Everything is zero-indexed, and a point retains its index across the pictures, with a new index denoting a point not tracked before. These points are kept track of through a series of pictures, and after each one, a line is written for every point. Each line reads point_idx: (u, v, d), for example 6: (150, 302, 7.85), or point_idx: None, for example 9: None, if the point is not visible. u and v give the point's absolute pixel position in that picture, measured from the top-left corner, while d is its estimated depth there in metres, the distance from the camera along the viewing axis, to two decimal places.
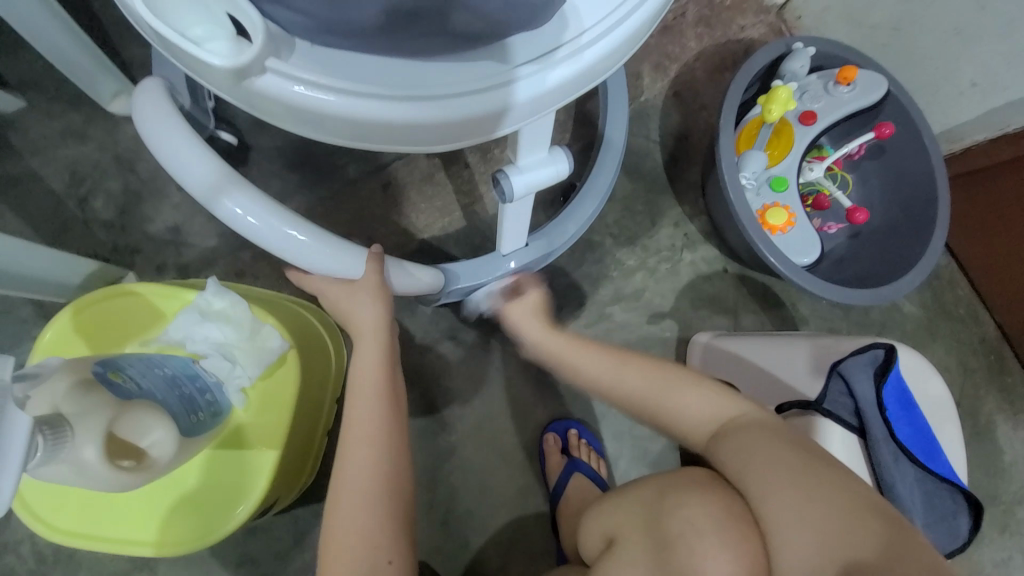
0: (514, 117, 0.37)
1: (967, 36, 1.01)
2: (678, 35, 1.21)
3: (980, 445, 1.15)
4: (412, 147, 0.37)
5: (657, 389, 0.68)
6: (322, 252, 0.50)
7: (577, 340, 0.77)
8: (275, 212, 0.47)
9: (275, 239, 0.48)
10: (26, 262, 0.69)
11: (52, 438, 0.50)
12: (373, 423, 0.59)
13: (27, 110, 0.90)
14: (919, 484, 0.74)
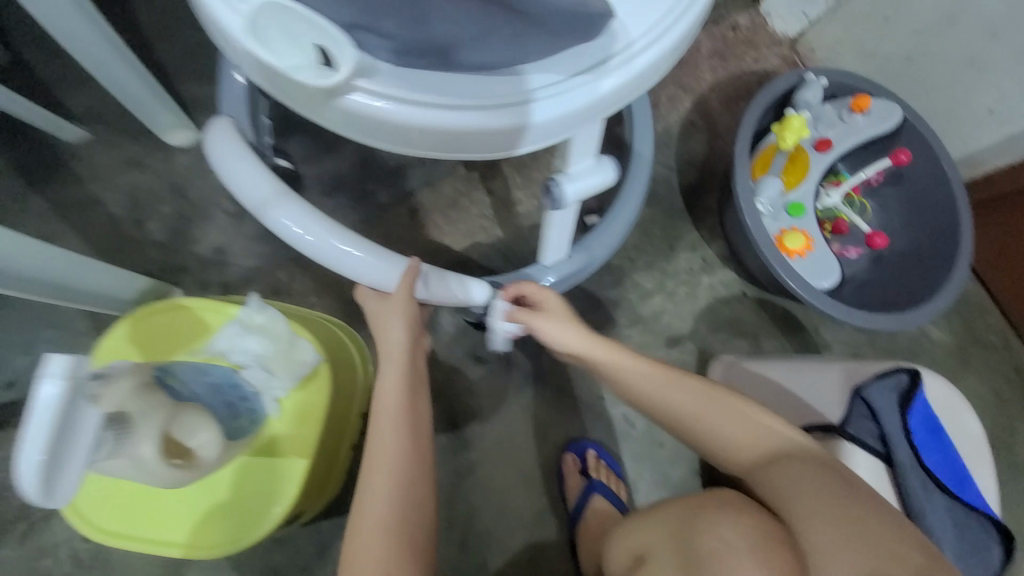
0: (573, 123, 0.41)
1: (981, 65, 1.03)
2: (693, 68, 1.26)
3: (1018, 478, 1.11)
4: (481, 153, 0.41)
5: (710, 408, 0.65)
6: (364, 262, 0.55)
7: (619, 350, 0.70)
8: (324, 225, 0.52)
9: (333, 254, 0.53)
10: (86, 277, 0.75)
11: (118, 433, 0.54)
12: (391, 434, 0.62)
13: (93, 141, 0.98)
14: (949, 512, 0.72)
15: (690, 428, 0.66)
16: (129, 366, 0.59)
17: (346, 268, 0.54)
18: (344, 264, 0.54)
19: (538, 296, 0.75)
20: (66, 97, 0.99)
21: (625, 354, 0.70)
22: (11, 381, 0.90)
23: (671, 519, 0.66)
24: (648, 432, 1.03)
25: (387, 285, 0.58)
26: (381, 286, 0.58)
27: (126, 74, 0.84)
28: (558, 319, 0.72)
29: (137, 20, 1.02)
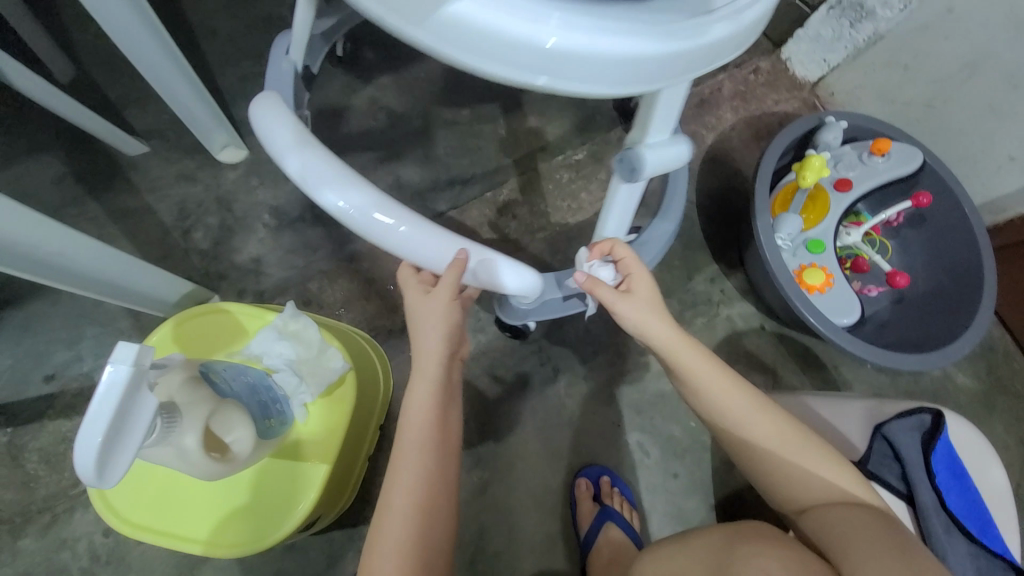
0: (675, 68, 0.41)
1: (1003, 113, 1.05)
2: (715, 107, 1.31)
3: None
4: (584, 86, 0.39)
5: (792, 448, 0.66)
6: (410, 233, 0.52)
7: (720, 367, 0.69)
8: (368, 198, 0.50)
9: (373, 228, 0.51)
10: (135, 280, 0.80)
11: (168, 420, 0.55)
12: (417, 449, 0.62)
13: (149, 154, 1.06)
14: (971, 559, 0.69)
15: (757, 451, 0.67)
16: (181, 361, 0.63)
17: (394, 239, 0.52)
18: (393, 234, 0.51)
19: (629, 265, 0.70)
20: (130, 114, 1.07)
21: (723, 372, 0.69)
22: (53, 374, 0.95)
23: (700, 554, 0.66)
24: (663, 462, 1.03)
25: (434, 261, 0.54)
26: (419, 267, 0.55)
27: (189, 96, 0.91)
28: (642, 299, 0.68)
29: (199, 47, 1.11)
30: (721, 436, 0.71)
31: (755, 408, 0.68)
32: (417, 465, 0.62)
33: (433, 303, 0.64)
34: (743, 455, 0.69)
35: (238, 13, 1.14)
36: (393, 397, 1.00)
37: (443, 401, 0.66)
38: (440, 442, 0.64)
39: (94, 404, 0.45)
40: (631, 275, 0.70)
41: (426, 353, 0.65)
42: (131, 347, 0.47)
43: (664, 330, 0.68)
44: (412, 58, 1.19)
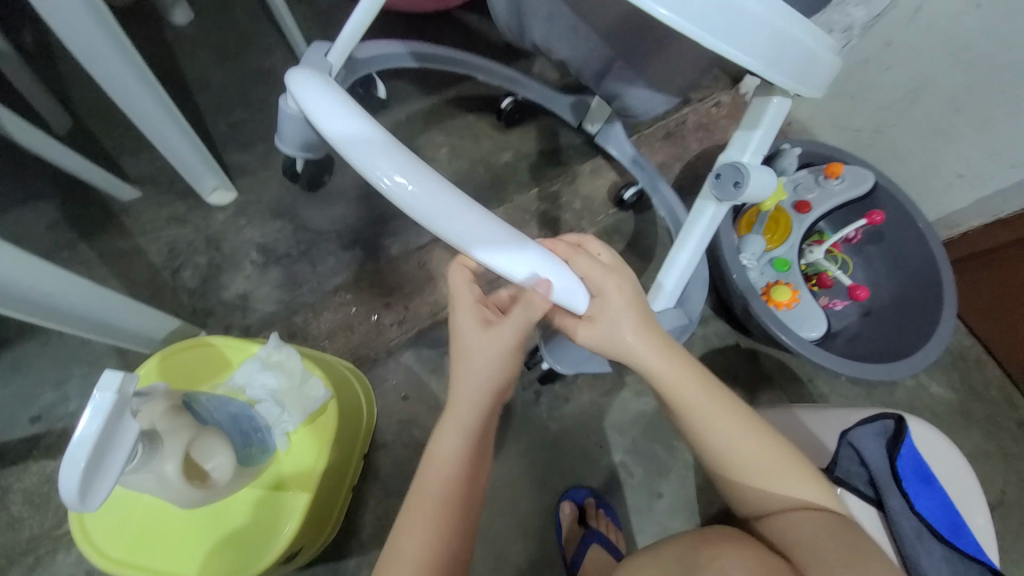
0: (793, 57, 0.52)
1: (946, 135, 1.12)
2: (681, 139, 1.39)
3: (1009, 526, 1.15)
4: (728, 46, 0.47)
5: (772, 464, 0.64)
6: (473, 219, 0.40)
7: (704, 384, 0.65)
8: (420, 174, 0.39)
9: (426, 205, 0.39)
10: (124, 318, 0.83)
11: (149, 447, 0.58)
12: (425, 511, 0.60)
13: (141, 198, 1.11)
14: (948, 563, 0.71)
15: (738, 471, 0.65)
16: (164, 390, 0.65)
17: (471, 228, 0.39)
18: (467, 224, 0.39)
19: (601, 281, 0.59)
20: (125, 162, 1.13)
21: (706, 389, 0.65)
22: (40, 415, 0.96)
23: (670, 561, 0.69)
24: (647, 482, 1.04)
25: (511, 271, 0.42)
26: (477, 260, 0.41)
27: (182, 144, 0.98)
28: (614, 326, 0.60)
29: (193, 100, 1.19)
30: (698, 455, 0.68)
31: (743, 429, 0.65)
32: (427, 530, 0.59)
33: (495, 337, 0.57)
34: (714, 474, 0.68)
35: (229, 66, 1.22)
36: (378, 427, 1.01)
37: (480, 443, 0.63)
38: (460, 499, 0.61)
39: (79, 430, 0.47)
40: (598, 296, 0.59)
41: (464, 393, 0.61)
42: (115, 376, 0.49)
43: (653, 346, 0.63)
44: (394, 101, 1.26)
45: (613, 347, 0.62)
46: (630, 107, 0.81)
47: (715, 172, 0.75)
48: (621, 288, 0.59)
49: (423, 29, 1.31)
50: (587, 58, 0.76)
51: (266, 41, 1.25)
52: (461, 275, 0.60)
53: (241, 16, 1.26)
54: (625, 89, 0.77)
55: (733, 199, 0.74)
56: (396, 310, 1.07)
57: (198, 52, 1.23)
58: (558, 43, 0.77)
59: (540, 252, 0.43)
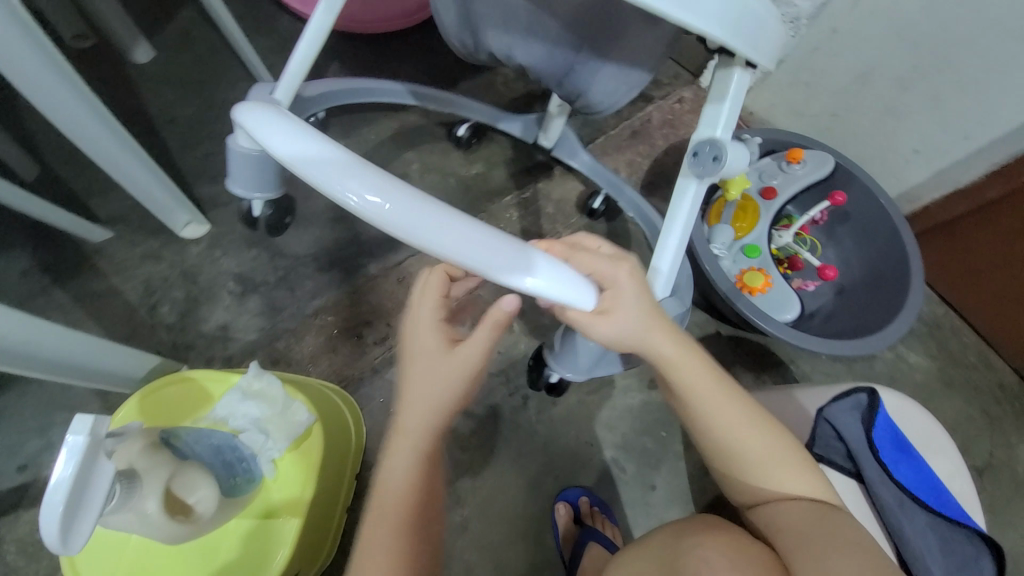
0: (754, 25, 0.54)
1: (898, 113, 1.15)
2: (647, 136, 1.41)
3: (996, 486, 1.18)
4: (703, 22, 0.48)
5: (771, 457, 0.65)
6: (457, 229, 0.37)
7: (713, 381, 0.65)
8: (393, 192, 0.37)
9: (401, 219, 0.36)
10: (104, 361, 0.83)
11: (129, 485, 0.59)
12: (385, 525, 0.57)
13: (113, 238, 1.11)
14: (931, 528, 0.75)
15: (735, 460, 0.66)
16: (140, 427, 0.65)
17: (460, 239, 0.36)
18: (456, 235, 0.37)
19: (610, 272, 0.53)
20: (94, 203, 1.13)
21: (715, 385, 0.65)
22: (25, 464, 0.95)
23: (657, 552, 0.72)
24: (640, 475, 1.06)
25: (518, 278, 0.38)
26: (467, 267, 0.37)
27: (151, 182, 0.98)
28: (628, 321, 0.55)
29: (159, 136, 1.19)
30: (693, 438, 0.69)
31: (748, 423, 0.65)
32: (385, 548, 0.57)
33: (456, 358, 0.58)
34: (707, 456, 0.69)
35: (194, 100, 1.23)
36: (368, 445, 1.02)
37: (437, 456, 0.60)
38: (421, 510, 0.59)
39: (54, 475, 0.48)
40: (608, 289, 0.53)
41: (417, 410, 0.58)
42: (86, 419, 0.50)
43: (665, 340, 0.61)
44: (361, 122, 1.27)
45: (622, 338, 0.57)
46: (596, 102, 0.80)
47: (693, 151, 0.75)
48: (634, 276, 0.54)
49: (385, 50, 1.33)
50: (550, 57, 0.76)
51: (229, 72, 1.26)
52: (436, 287, 0.60)
53: (202, 49, 1.27)
54: (589, 82, 0.76)
55: (714, 173, 0.74)
56: (378, 328, 1.08)
57: (162, 88, 1.23)
58: (520, 48, 0.77)
59: (539, 255, 0.39)
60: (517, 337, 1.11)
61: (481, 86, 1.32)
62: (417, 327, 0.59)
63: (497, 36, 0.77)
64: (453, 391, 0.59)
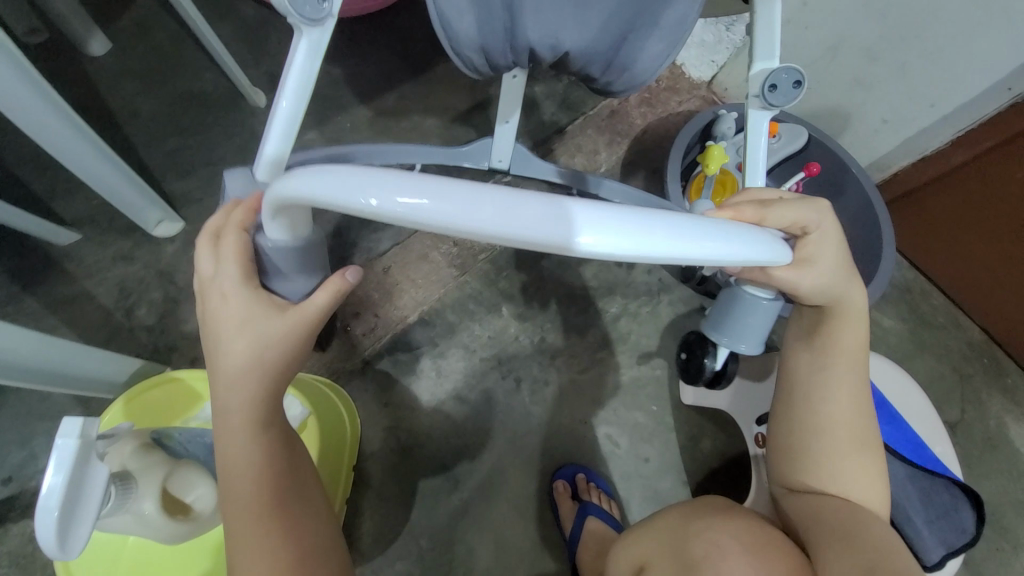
0: None
1: (866, 84, 1.17)
2: (626, 115, 1.42)
3: (965, 438, 1.26)
4: None
5: (850, 448, 0.68)
6: (540, 211, 0.31)
7: (841, 371, 0.67)
8: (444, 188, 0.31)
9: (462, 208, 0.30)
10: (81, 366, 0.80)
11: (123, 488, 0.59)
12: (248, 531, 0.51)
13: (81, 240, 1.06)
14: (912, 481, 0.81)
15: (821, 443, 0.69)
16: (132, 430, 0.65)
17: (484, 214, 0.30)
18: (480, 211, 0.30)
19: (810, 218, 0.54)
20: (58, 204, 1.07)
21: (839, 376, 0.67)
22: (10, 476, 0.92)
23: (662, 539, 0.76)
24: (633, 449, 1.09)
25: (568, 238, 0.31)
26: (545, 245, 0.31)
27: (117, 180, 0.94)
28: (821, 266, 0.56)
29: (123, 132, 1.14)
30: (788, 415, 0.71)
31: (846, 416, 0.68)
32: (248, 551, 0.52)
33: (263, 324, 0.48)
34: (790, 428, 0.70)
35: (158, 92, 1.18)
36: (363, 437, 1.02)
37: (274, 436, 0.52)
38: (281, 511, 0.53)
39: (46, 481, 0.48)
40: (804, 237, 0.55)
41: (236, 385, 0.49)
42: (75, 422, 0.50)
43: (856, 293, 0.63)
44: (335, 111, 1.24)
45: (817, 288, 0.58)
46: (643, 79, 0.69)
47: (769, 84, 0.73)
48: (835, 229, 0.56)
49: (356, 35, 1.30)
50: (600, 35, 0.65)
51: (192, 62, 1.20)
52: (236, 248, 0.47)
53: (160, 38, 1.21)
54: (637, 52, 0.65)
55: (800, 92, 0.72)
56: (366, 320, 1.06)
57: (121, 81, 1.17)
58: (566, 30, 0.65)
59: (652, 217, 0.33)
60: (506, 322, 1.11)
61: (457, 69, 1.30)
62: (222, 286, 0.47)
63: (537, 17, 0.63)
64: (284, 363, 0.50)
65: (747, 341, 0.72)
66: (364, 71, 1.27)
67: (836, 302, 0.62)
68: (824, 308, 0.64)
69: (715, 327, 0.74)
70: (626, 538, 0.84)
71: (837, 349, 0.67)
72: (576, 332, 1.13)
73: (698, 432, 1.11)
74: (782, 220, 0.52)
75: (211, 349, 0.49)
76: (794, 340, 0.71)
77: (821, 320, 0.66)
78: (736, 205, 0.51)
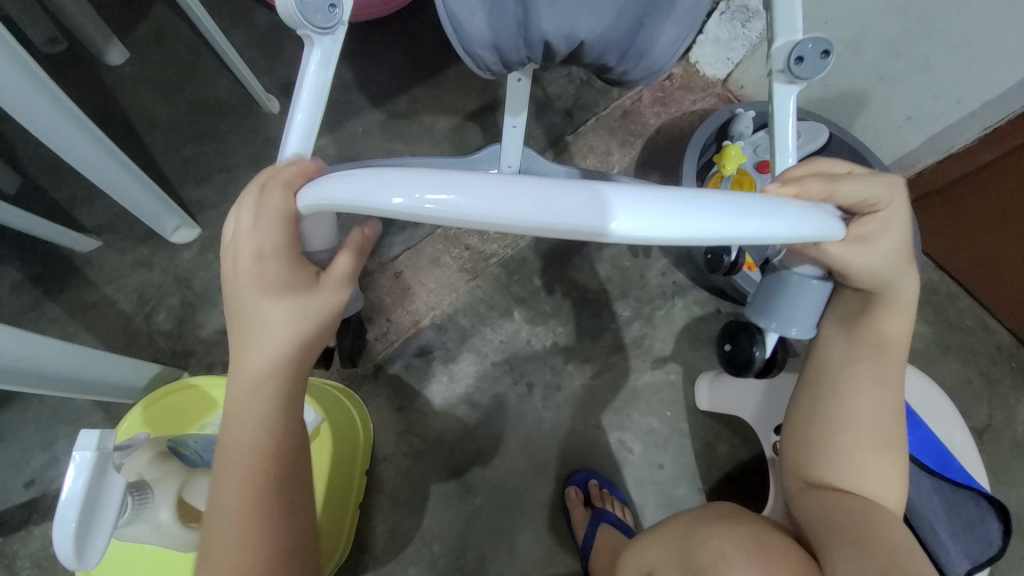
0: None
1: (887, 79, 1.13)
2: (639, 115, 1.40)
3: (993, 445, 1.22)
4: None
5: (873, 446, 0.66)
6: (576, 200, 0.30)
7: (874, 366, 0.65)
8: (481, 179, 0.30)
9: (499, 198, 0.30)
10: (103, 372, 0.82)
11: (139, 496, 0.60)
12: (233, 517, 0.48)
13: (102, 247, 1.09)
14: (937, 492, 0.78)
15: (844, 440, 0.66)
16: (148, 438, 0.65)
17: (519, 206, 0.30)
18: (518, 199, 0.30)
19: (879, 195, 0.53)
20: (79, 212, 1.10)
21: (871, 371, 0.65)
22: (33, 479, 0.94)
23: (672, 544, 0.75)
24: (646, 455, 1.07)
25: (603, 224, 0.30)
26: (575, 235, 0.30)
27: (135, 188, 0.96)
28: (878, 247, 0.55)
29: (142, 141, 1.16)
30: (812, 408, 0.69)
31: (874, 413, 0.66)
32: (239, 537, 0.48)
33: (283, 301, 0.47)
34: (812, 422, 0.69)
35: (175, 100, 1.20)
36: (376, 441, 1.02)
37: (289, 413, 0.50)
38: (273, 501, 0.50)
39: (66, 489, 0.50)
40: (867, 214, 0.54)
41: (263, 352, 0.47)
42: (92, 434, 0.51)
43: (908, 289, 0.61)
44: (347, 116, 1.25)
45: (870, 270, 0.57)
46: (660, 64, 0.68)
47: (795, 58, 0.66)
48: (900, 213, 0.56)
49: (368, 39, 1.30)
50: (617, 23, 0.62)
51: (207, 69, 1.22)
52: (287, 204, 0.42)
53: (177, 47, 1.23)
54: (655, 36, 0.63)
55: (829, 65, 0.66)
56: (379, 325, 1.07)
57: (140, 89, 1.20)
58: (584, 19, 0.61)
59: (689, 203, 0.32)
60: (518, 326, 1.10)
61: (468, 71, 1.30)
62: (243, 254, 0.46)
63: (554, 8, 0.59)
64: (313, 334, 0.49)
65: (795, 327, 0.66)
66: (376, 75, 1.27)
67: (886, 287, 0.60)
68: (876, 297, 0.62)
69: (758, 314, 0.68)
70: (636, 544, 0.83)
71: (872, 343, 0.64)
72: (589, 337, 1.11)
73: (713, 438, 1.09)
74: (850, 194, 0.52)
75: (242, 311, 0.47)
76: (829, 334, 0.68)
77: (866, 308, 0.64)
78: (799, 180, 0.51)
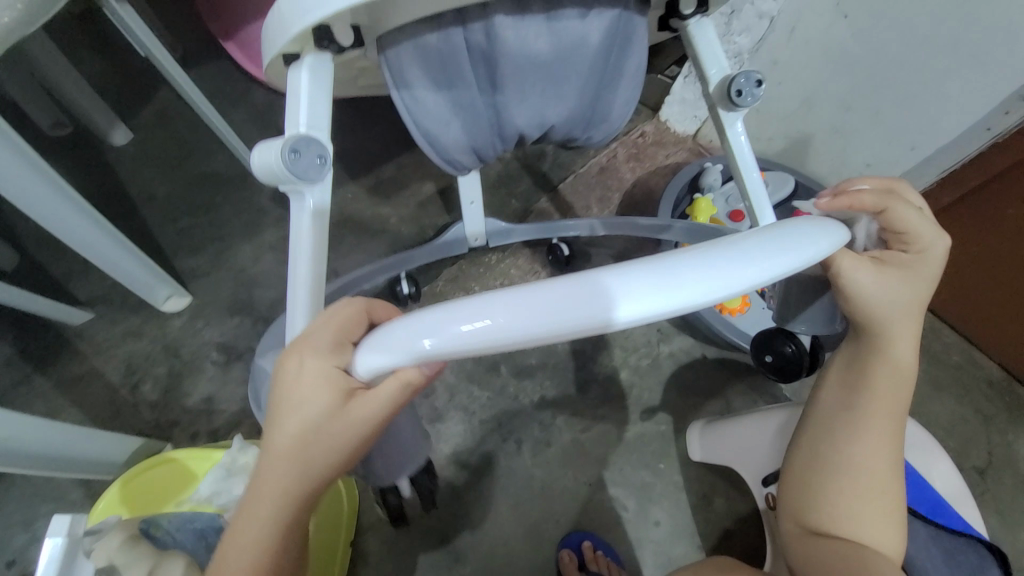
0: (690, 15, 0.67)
1: (844, 132, 1.21)
2: (615, 171, 1.47)
3: (998, 484, 1.19)
4: None
5: (871, 487, 0.65)
6: (580, 291, 0.29)
7: (876, 411, 0.63)
8: (494, 304, 0.29)
9: (511, 311, 0.29)
10: (85, 449, 0.82)
11: None
12: None
13: (94, 318, 1.11)
14: (935, 542, 0.76)
15: (841, 479, 0.66)
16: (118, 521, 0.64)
17: (526, 316, 0.29)
18: (531, 313, 0.29)
19: (920, 236, 0.52)
20: (74, 285, 1.13)
21: (871, 417, 0.64)
22: (7, 564, 0.91)
23: None
24: (641, 512, 1.04)
25: (607, 312, 0.29)
26: (577, 321, 0.29)
27: (130, 262, 1.00)
28: (908, 287, 0.53)
29: (139, 214, 1.22)
30: (815, 450, 0.68)
31: (876, 455, 0.65)
32: None
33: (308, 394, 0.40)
34: (811, 462, 0.69)
35: (174, 175, 1.26)
36: (360, 508, 1.00)
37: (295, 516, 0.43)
38: None
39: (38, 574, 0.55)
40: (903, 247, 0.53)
41: (272, 468, 0.42)
42: (64, 522, 0.57)
43: (910, 347, 0.59)
44: (336, 183, 1.31)
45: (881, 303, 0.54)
46: (618, 124, 0.70)
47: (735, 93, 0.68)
48: (934, 261, 0.53)
49: (357, 111, 1.39)
50: (581, 100, 0.63)
51: (206, 146, 1.30)
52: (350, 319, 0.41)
53: (179, 126, 1.31)
54: (612, 105, 0.66)
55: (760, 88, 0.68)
56: None
57: (140, 167, 1.27)
58: (552, 105, 0.62)
59: (697, 269, 0.30)
60: (505, 381, 1.10)
61: None
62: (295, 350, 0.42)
63: (524, 105, 0.61)
64: (332, 457, 0.42)
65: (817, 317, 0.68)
66: (366, 145, 1.35)
67: (887, 335, 0.57)
68: (864, 340, 0.60)
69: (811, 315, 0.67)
70: None
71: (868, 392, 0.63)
72: (576, 389, 1.11)
73: (709, 490, 1.06)
74: (901, 219, 0.51)
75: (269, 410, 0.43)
76: (828, 377, 0.68)
77: (856, 358, 0.63)
78: (857, 192, 0.51)
